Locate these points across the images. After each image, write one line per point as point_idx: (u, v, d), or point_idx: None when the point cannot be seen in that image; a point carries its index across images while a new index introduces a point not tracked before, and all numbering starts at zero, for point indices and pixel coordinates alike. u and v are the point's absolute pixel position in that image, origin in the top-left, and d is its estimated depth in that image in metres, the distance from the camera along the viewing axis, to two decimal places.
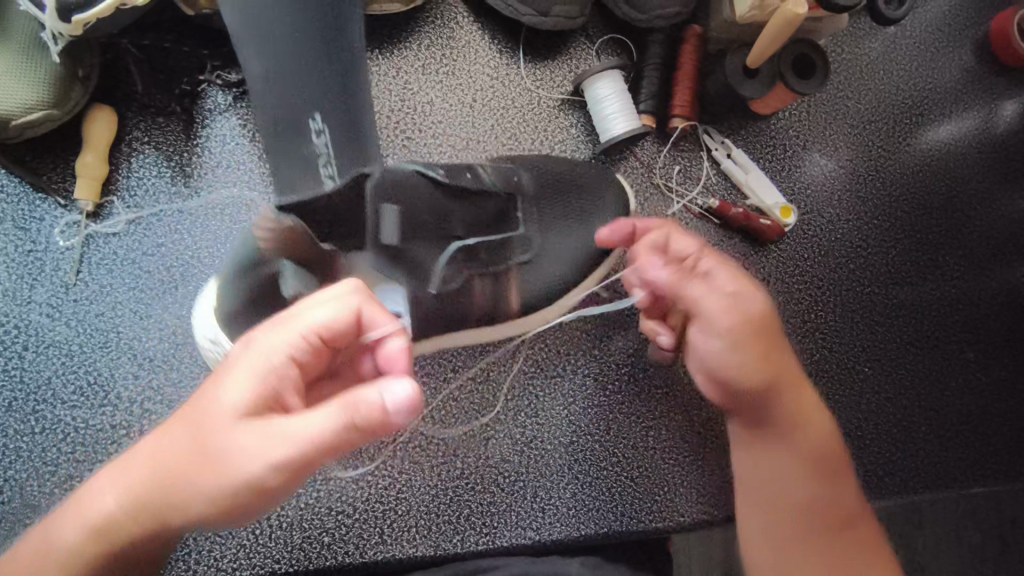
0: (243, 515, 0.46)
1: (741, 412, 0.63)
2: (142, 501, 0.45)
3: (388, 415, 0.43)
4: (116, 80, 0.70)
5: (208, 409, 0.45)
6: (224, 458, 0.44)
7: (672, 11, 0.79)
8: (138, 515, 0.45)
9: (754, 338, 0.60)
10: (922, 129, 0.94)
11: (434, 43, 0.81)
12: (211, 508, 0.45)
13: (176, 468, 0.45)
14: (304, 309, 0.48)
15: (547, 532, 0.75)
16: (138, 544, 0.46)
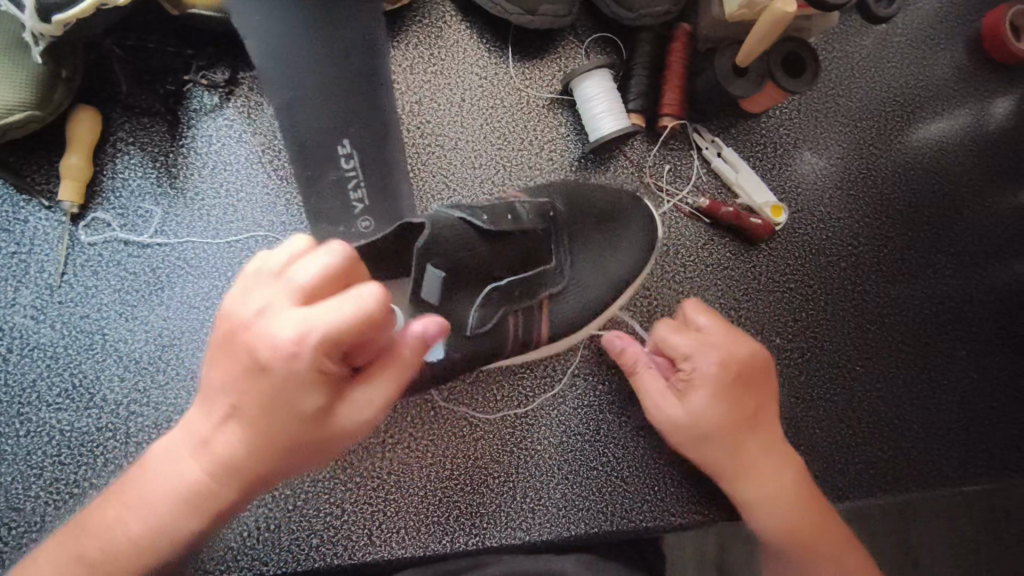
0: (326, 454, 0.47)
1: (736, 463, 0.67)
2: (224, 463, 0.45)
3: (425, 343, 0.45)
4: (101, 81, 0.70)
5: (250, 366, 0.41)
6: (289, 413, 0.43)
7: (661, 9, 0.79)
8: (225, 477, 0.45)
9: (735, 391, 0.67)
10: (914, 126, 0.93)
11: (423, 43, 0.80)
12: (296, 456, 0.45)
13: (242, 428, 0.44)
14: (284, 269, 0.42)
15: (537, 533, 0.75)
16: (228, 503, 0.47)
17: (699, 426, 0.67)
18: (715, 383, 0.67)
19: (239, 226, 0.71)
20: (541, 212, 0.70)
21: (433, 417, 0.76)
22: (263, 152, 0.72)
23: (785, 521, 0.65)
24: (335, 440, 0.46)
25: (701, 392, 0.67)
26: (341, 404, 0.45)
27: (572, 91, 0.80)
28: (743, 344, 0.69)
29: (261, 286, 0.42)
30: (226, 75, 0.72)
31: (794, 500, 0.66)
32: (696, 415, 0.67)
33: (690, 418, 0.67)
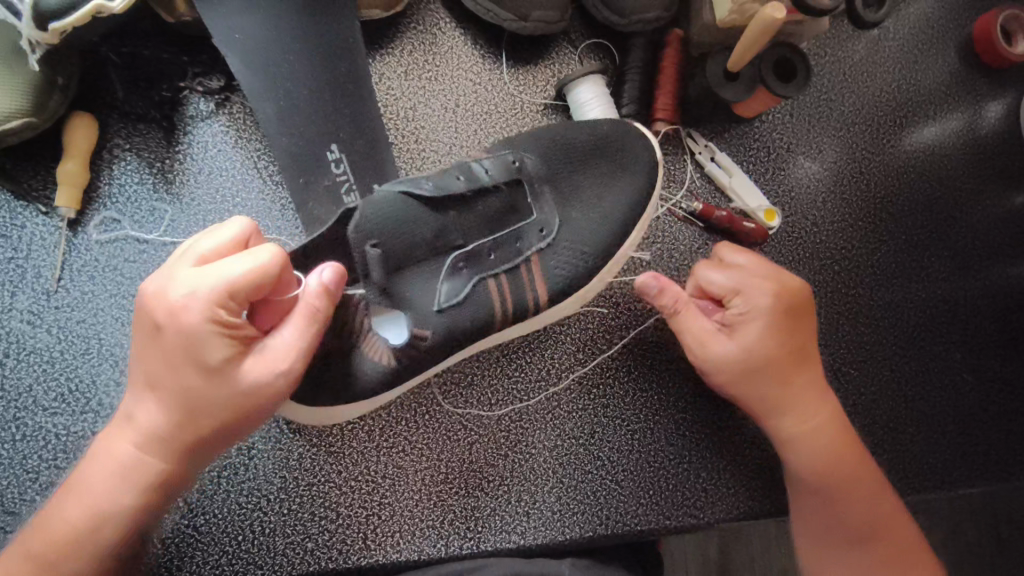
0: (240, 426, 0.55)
1: (785, 396, 0.68)
2: (163, 441, 0.54)
3: (330, 292, 0.53)
4: (98, 88, 0.71)
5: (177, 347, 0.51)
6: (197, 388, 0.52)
7: (653, 15, 0.80)
8: (163, 453, 0.54)
9: (787, 326, 0.68)
10: (906, 130, 0.94)
11: (417, 49, 0.81)
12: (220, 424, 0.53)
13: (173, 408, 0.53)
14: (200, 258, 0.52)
15: (531, 536, 0.75)
16: (170, 475, 0.56)
17: (753, 358, 0.67)
18: (770, 315, 0.67)
19: None
20: (507, 169, 0.70)
21: (428, 421, 0.76)
22: (258, 157, 0.73)
23: (822, 455, 0.67)
24: (250, 399, 0.53)
25: (756, 324, 0.67)
26: (245, 359, 0.52)
27: (565, 96, 0.80)
28: (791, 280, 0.69)
29: (184, 272, 0.51)
30: (221, 81, 0.72)
31: (832, 438, 0.68)
32: (750, 349, 0.67)
33: (745, 349, 0.67)
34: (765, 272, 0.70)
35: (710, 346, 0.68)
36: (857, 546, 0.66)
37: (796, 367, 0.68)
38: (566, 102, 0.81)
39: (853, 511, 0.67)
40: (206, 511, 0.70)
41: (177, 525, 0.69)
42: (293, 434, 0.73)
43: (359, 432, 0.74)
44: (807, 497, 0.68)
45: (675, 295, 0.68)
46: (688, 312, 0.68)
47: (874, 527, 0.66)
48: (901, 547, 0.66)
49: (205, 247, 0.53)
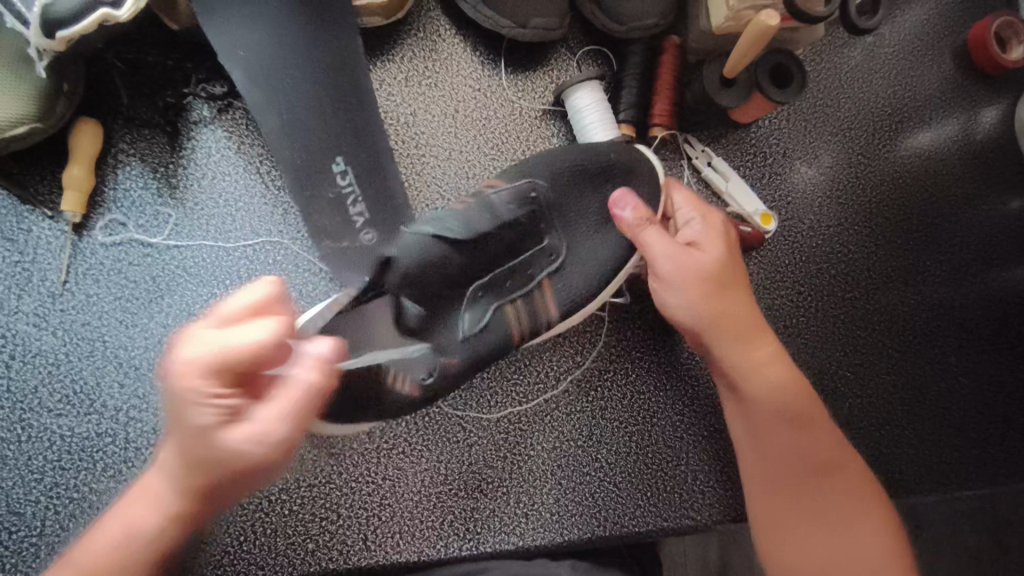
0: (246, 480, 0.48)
1: (738, 320, 0.68)
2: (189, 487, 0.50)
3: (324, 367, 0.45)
4: (103, 94, 0.72)
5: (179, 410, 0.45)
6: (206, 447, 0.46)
7: (650, 22, 0.81)
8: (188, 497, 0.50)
9: (734, 252, 0.69)
10: (902, 135, 0.95)
11: (417, 55, 0.82)
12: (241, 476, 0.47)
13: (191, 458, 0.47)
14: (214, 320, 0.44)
15: (530, 537, 0.76)
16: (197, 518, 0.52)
17: (714, 272, 0.67)
18: (723, 238, 0.69)
19: (238, 235, 0.73)
20: (522, 199, 0.70)
21: (427, 422, 0.77)
22: (260, 162, 0.74)
23: (781, 383, 0.68)
24: (236, 460, 0.45)
25: (714, 242, 0.68)
26: (230, 426, 0.45)
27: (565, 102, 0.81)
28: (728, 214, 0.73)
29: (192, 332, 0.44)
30: (224, 87, 0.73)
31: (783, 368, 0.69)
32: (714, 262, 0.67)
33: (709, 262, 0.67)
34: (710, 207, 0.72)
35: (678, 254, 0.67)
36: (821, 478, 0.66)
37: (744, 292, 0.69)
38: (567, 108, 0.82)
39: (814, 443, 0.67)
40: None
41: None
42: None
43: (360, 433, 0.75)
44: (772, 426, 0.67)
45: (644, 210, 0.68)
46: (656, 227, 0.68)
47: (835, 455, 0.67)
48: (857, 472, 0.67)
49: (220, 309, 0.45)
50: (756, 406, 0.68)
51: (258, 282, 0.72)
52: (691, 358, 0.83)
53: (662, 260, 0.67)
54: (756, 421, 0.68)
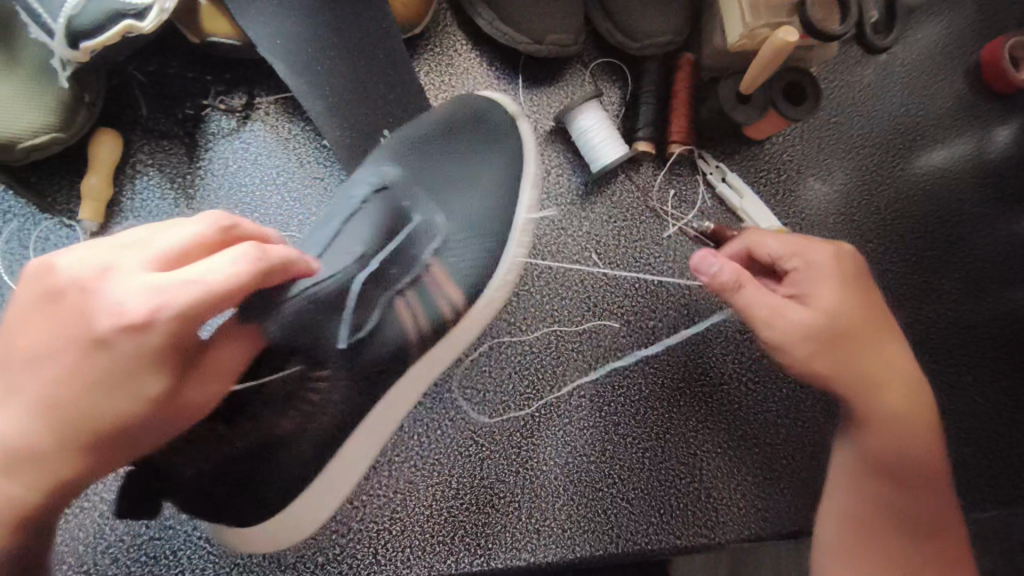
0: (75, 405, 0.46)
1: (856, 372, 0.65)
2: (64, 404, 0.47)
3: None
4: (123, 105, 0.72)
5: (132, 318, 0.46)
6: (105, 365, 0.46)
7: (664, 39, 0.81)
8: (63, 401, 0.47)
9: (852, 302, 0.65)
10: (915, 153, 0.95)
11: (434, 70, 0.82)
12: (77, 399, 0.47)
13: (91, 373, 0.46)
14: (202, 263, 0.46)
15: (542, 554, 0.75)
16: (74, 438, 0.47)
17: (831, 323, 0.63)
18: (839, 285, 0.65)
19: None
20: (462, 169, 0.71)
21: (439, 435, 0.76)
22: (278, 173, 0.74)
23: (896, 432, 0.65)
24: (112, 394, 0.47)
25: (830, 292, 0.64)
26: None
27: (567, 124, 0.81)
28: (848, 249, 0.67)
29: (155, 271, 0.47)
30: (243, 99, 0.74)
31: (923, 418, 0.66)
32: (825, 311, 0.64)
33: (824, 310, 0.64)
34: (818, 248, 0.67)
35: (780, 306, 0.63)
36: (924, 537, 0.62)
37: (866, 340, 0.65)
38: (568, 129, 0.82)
39: (921, 496, 0.64)
40: None
41: (188, 537, 0.69)
42: None
43: None
44: (877, 479, 0.64)
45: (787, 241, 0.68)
46: (810, 247, 0.67)
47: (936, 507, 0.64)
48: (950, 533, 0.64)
49: None
50: (885, 441, 0.64)
51: None
52: (704, 375, 0.83)
53: (765, 314, 0.63)
54: (875, 434, 0.65)
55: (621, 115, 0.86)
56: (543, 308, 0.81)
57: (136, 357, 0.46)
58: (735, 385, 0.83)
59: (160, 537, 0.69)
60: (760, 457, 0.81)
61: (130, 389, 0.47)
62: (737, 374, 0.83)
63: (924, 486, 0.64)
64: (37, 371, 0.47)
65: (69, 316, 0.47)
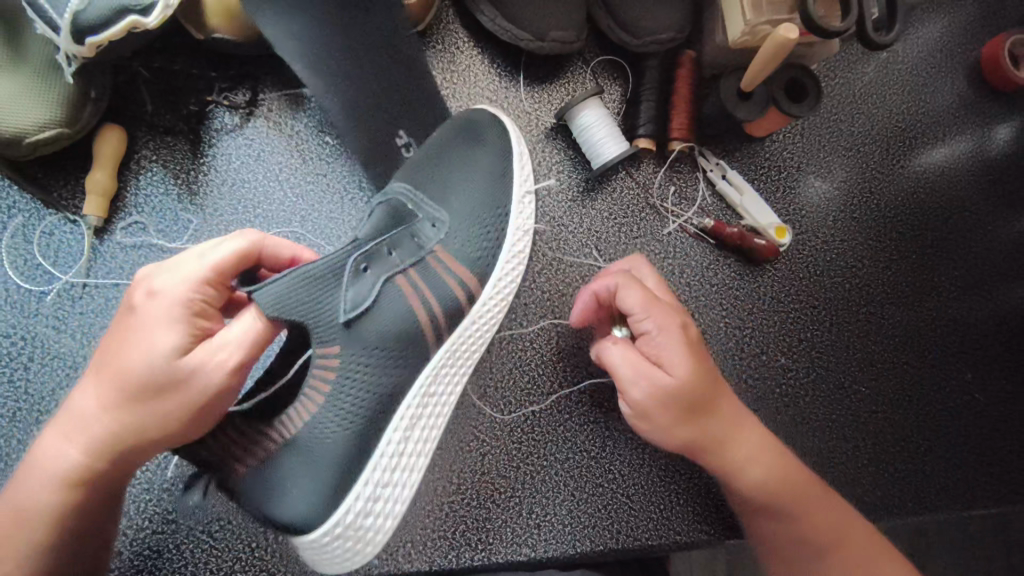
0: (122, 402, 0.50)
1: (760, 492, 0.65)
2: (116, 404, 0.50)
3: None
4: (128, 101, 0.73)
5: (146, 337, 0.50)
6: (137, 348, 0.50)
7: (666, 36, 0.82)
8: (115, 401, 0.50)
9: (709, 374, 0.63)
10: (915, 151, 0.95)
11: (437, 67, 0.83)
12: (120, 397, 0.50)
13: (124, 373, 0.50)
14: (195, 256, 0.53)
15: (542, 549, 0.75)
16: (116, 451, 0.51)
17: (696, 392, 0.62)
18: (690, 360, 0.62)
19: None
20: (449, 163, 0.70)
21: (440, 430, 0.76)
22: (280, 170, 0.75)
23: (801, 504, 0.64)
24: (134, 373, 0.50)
25: (686, 368, 0.62)
26: None
27: (568, 121, 0.82)
28: (689, 325, 0.65)
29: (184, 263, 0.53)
30: (247, 96, 0.75)
31: (762, 444, 0.66)
32: (684, 385, 0.61)
33: (691, 379, 0.61)
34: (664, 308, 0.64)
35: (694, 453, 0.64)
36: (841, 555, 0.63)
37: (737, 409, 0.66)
38: (569, 127, 0.83)
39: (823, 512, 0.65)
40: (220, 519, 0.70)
41: (191, 531, 0.70)
42: None
43: None
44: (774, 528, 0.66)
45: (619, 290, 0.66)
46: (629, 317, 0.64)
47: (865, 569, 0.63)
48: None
49: None
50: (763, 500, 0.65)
51: None
52: None
53: (648, 395, 0.62)
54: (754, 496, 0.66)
55: (622, 112, 0.86)
56: (544, 305, 0.81)
57: (167, 319, 0.51)
58: (734, 382, 0.84)
59: (163, 531, 0.70)
60: None
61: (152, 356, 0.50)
62: (736, 371, 0.84)
63: (816, 498, 0.65)
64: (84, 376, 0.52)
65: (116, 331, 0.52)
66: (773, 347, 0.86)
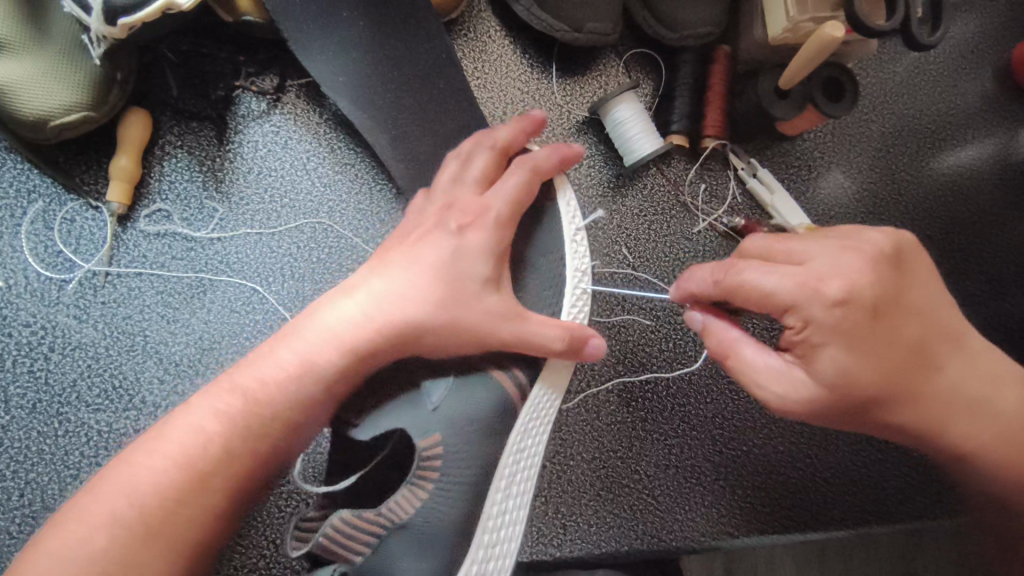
0: (247, 432, 0.51)
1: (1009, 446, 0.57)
2: (238, 430, 0.50)
3: None
4: (152, 84, 0.70)
5: (286, 361, 0.54)
6: (277, 370, 0.53)
7: (703, 30, 0.80)
8: (234, 435, 0.50)
9: (874, 302, 0.50)
10: (944, 153, 0.94)
11: (468, 55, 0.81)
12: (237, 430, 0.51)
13: (258, 396, 0.52)
14: (343, 298, 0.57)
15: (568, 549, 0.74)
16: (207, 487, 0.48)
17: (866, 382, 0.51)
18: (847, 338, 0.50)
19: (283, 232, 0.71)
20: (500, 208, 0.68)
21: None
22: (309, 158, 0.73)
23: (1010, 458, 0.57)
24: (273, 398, 0.52)
25: (848, 307, 0.50)
26: None
27: (602, 116, 0.80)
28: (830, 302, 0.50)
29: (346, 299, 0.57)
30: (274, 81, 0.73)
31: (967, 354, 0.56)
32: (833, 382, 0.51)
33: (849, 372, 0.51)
34: (806, 275, 0.51)
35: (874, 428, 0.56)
36: None
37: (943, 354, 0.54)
38: (602, 121, 0.81)
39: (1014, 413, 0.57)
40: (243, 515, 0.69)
41: None
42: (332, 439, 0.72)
43: None
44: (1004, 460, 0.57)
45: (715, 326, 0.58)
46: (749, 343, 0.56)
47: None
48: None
49: None
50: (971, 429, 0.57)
51: (303, 281, 0.71)
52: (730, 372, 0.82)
53: (778, 402, 0.54)
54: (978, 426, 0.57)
55: (654, 107, 0.85)
56: None
57: (328, 345, 0.54)
58: None
59: None
60: (785, 455, 0.81)
61: (299, 386, 0.53)
62: None
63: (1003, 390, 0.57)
64: (203, 406, 0.51)
65: (263, 357, 0.54)
66: None
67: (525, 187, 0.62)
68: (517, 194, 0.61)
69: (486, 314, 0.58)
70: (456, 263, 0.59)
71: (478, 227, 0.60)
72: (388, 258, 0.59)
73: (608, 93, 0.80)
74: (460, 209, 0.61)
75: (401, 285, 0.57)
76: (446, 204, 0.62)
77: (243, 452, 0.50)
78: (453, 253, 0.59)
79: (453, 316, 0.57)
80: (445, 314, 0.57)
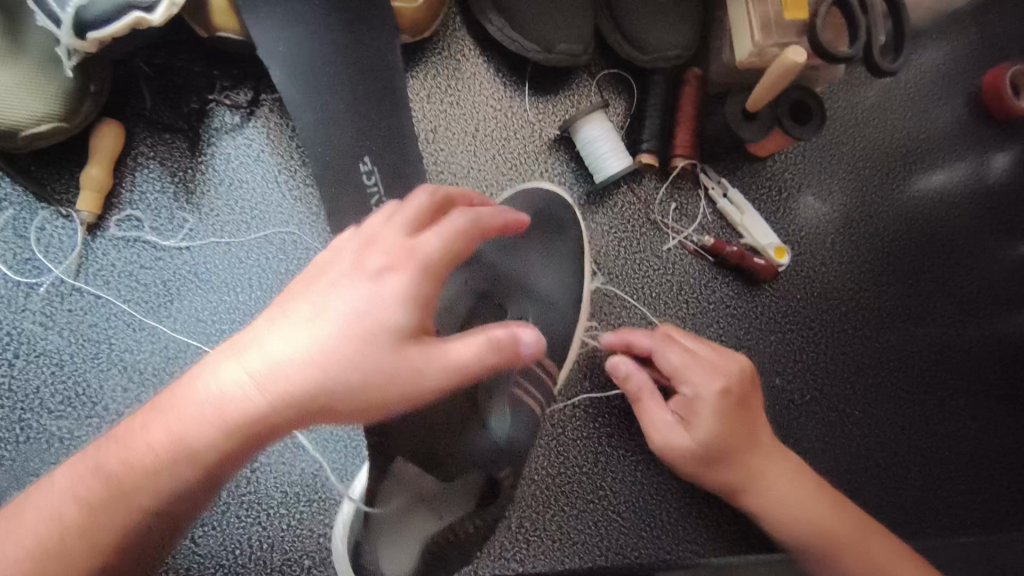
0: (152, 485, 0.44)
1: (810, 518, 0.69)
2: (141, 481, 0.43)
3: None
4: (126, 97, 0.72)
5: (191, 403, 0.43)
6: (181, 418, 0.43)
7: (673, 53, 0.82)
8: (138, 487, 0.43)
9: (734, 391, 0.71)
10: (913, 177, 0.95)
11: (443, 74, 0.82)
12: (142, 480, 0.43)
13: (161, 448, 0.43)
14: (265, 330, 0.44)
15: (531, 564, 0.74)
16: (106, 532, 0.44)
17: (724, 439, 0.69)
18: (719, 415, 0.70)
19: (252, 243, 0.72)
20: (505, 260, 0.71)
21: None
22: (280, 171, 0.74)
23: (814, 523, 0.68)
24: (178, 451, 0.43)
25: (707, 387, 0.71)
26: None
27: (573, 135, 0.82)
28: (704, 389, 0.70)
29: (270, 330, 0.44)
30: (248, 95, 0.74)
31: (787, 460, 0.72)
32: (705, 442, 0.69)
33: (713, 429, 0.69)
34: (694, 365, 0.72)
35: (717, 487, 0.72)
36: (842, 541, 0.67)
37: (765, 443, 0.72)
38: (574, 139, 0.82)
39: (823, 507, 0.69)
40: (203, 524, 0.69)
41: None
42: (299, 452, 0.73)
43: None
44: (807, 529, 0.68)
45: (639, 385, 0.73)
46: (653, 402, 0.72)
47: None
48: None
49: None
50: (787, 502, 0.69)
51: (271, 291, 0.71)
52: None
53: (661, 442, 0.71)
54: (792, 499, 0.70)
55: (626, 126, 0.86)
56: None
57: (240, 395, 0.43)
58: None
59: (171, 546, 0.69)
60: None
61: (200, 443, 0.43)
62: None
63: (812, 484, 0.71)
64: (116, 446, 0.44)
65: (170, 396, 0.44)
66: (768, 368, 0.86)
67: (469, 240, 0.47)
68: (451, 241, 0.46)
69: (404, 372, 0.44)
70: (399, 313, 0.45)
71: (402, 270, 0.45)
72: (314, 280, 0.46)
73: (578, 113, 0.81)
74: (383, 247, 0.46)
75: (324, 317, 0.44)
76: (367, 239, 0.47)
77: (145, 496, 0.44)
78: (365, 304, 0.44)
79: (366, 380, 0.44)
80: (384, 381, 0.44)
